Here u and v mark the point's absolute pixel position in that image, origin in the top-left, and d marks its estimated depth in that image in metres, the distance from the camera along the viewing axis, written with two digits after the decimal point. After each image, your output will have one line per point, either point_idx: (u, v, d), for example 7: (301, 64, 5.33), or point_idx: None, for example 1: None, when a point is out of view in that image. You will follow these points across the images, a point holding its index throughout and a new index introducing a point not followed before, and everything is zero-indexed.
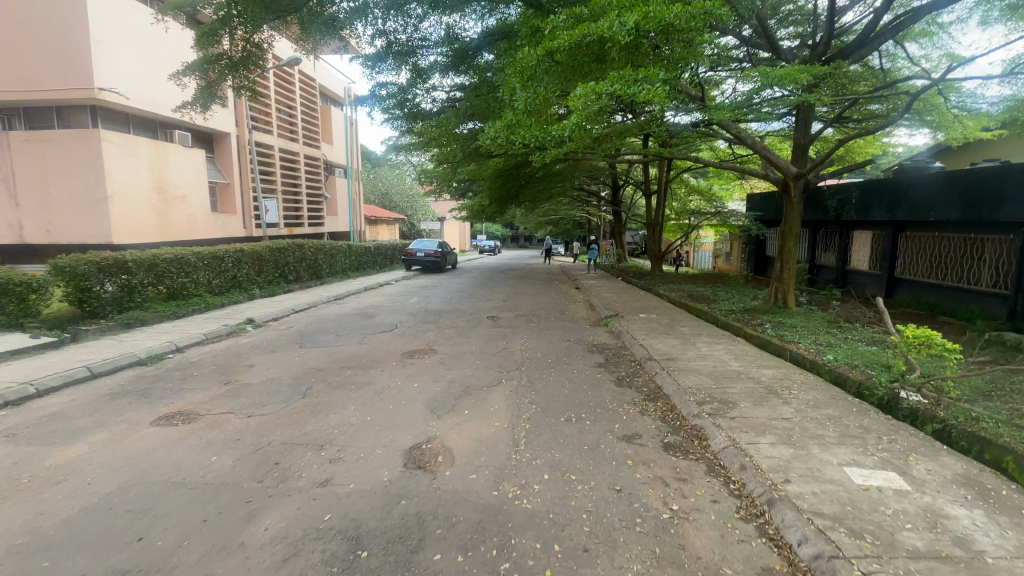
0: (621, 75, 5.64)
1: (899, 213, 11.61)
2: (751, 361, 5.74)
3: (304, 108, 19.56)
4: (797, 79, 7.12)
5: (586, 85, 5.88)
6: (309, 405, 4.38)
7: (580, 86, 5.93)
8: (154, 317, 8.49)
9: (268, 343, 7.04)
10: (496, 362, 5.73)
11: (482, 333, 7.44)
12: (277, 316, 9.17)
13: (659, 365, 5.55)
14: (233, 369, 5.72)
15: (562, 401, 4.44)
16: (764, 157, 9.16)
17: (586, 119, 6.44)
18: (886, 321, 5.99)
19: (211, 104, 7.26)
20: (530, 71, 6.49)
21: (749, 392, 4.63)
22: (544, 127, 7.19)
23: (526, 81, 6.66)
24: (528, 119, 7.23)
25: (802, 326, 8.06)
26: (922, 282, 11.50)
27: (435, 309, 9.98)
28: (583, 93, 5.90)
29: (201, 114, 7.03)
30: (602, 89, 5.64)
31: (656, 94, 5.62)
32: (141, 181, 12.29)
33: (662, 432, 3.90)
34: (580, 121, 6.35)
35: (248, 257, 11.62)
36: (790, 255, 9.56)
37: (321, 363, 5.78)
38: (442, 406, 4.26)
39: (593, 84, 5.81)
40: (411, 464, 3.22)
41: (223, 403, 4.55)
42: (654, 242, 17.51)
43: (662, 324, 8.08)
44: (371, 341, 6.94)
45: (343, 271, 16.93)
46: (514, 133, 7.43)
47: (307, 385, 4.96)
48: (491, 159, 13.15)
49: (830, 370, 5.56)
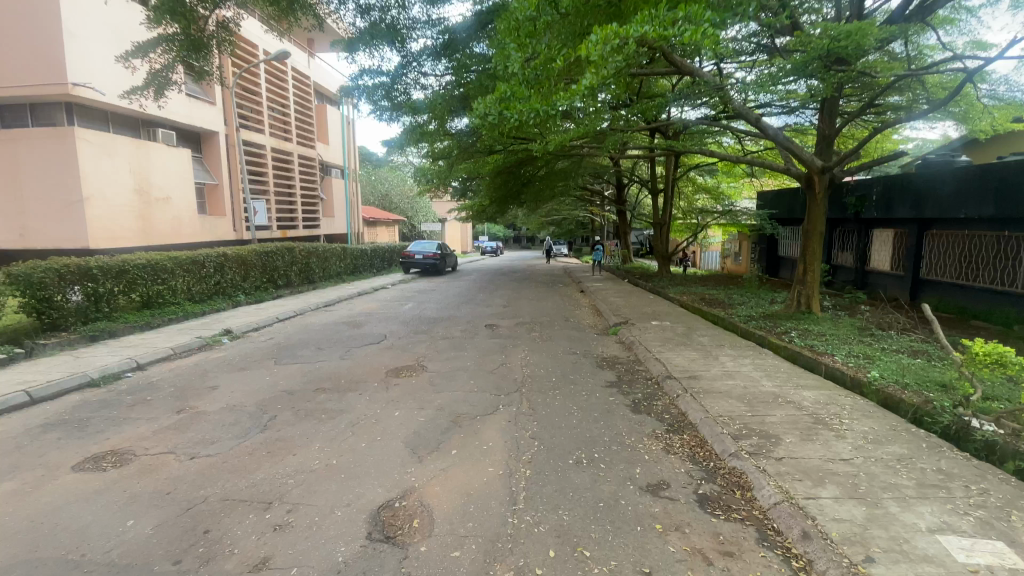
0: (651, 16, 4.98)
1: (925, 210, 10.82)
2: (786, 379, 4.98)
3: (297, 106, 18.91)
4: (863, 38, 6.44)
5: (606, 29, 5.19)
6: (267, 443, 3.66)
7: (598, 31, 5.21)
8: (123, 329, 7.80)
9: (240, 359, 6.33)
10: (493, 383, 5.00)
11: (479, 345, 6.70)
12: (258, 326, 8.44)
13: (680, 386, 4.81)
14: (193, 392, 5.02)
15: (570, 435, 3.71)
16: (787, 149, 8.39)
17: (604, 82, 5.66)
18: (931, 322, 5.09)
19: (166, 90, 6.55)
20: (533, 25, 5.89)
21: (793, 422, 3.89)
22: (544, 100, 6.32)
23: (524, 39, 6.04)
24: (525, 88, 6.30)
25: (831, 334, 7.31)
26: (951, 283, 10.69)
27: (429, 316, 9.25)
28: (603, 38, 5.11)
29: (154, 101, 6.31)
30: (631, 31, 4.97)
31: (700, 35, 4.83)
32: (121, 182, 11.58)
33: (695, 478, 3.17)
34: (596, 84, 5.53)
35: (232, 261, 10.90)
36: (815, 256, 8.80)
37: (294, 385, 5.06)
38: (425, 444, 3.53)
39: (616, 28, 5.10)
40: (376, 535, 2.51)
41: (167, 440, 3.83)
42: (660, 242, 16.74)
43: (677, 333, 7.32)
44: (355, 356, 6.22)
45: (337, 275, 16.26)
46: (506, 109, 6.38)
47: (270, 415, 4.23)
48: (490, 155, 12.37)
49: (877, 392, 4.80)
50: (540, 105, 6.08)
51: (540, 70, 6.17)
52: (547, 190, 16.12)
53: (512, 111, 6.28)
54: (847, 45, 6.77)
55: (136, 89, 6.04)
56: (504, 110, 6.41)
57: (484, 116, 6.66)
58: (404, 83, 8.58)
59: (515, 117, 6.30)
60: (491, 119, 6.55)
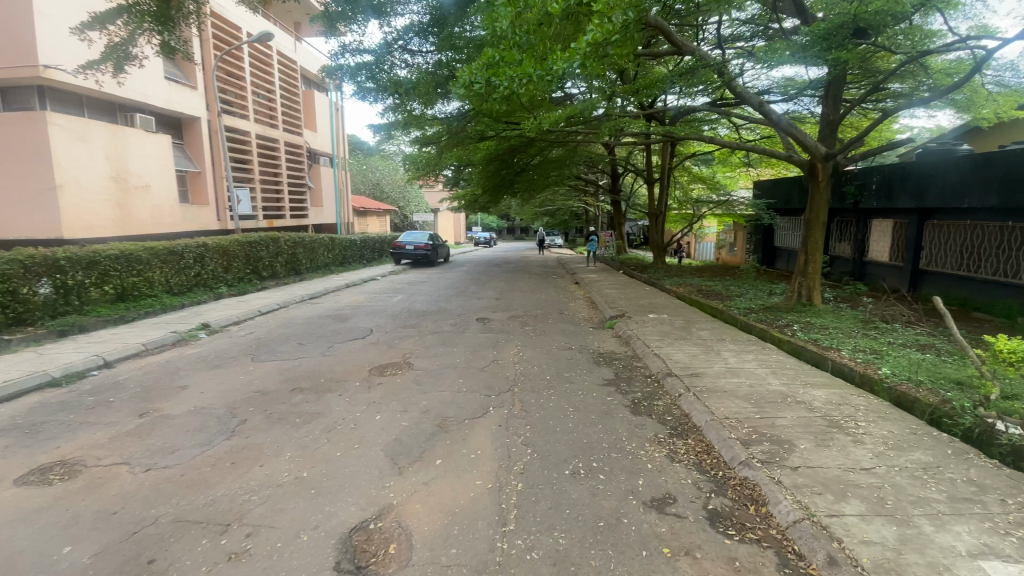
0: None
1: (926, 199, 10.57)
2: (794, 377, 4.69)
3: (284, 92, 18.34)
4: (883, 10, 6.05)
5: None
6: (232, 452, 3.32)
7: None
8: (94, 323, 7.41)
9: (215, 356, 5.96)
10: (483, 381, 4.68)
11: (469, 340, 6.37)
12: (238, 319, 8.05)
13: (682, 385, 4.50)
14: (161, 393, 4.66)
15: (566, 441, 3.40)
16: (789, 135, 8.07)
17: (607, 38, 5.27)
18: (952, 329, 4.21)
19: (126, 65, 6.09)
20: None
21: (805, 425, 3.60)
22: (537, 63, 5.94)
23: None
24: (516, 53, 5.95)
25: (834, 328, 7.06)
26: (951, 274, 10.44)
27: (418, 309, 8.91)
28: None
29: (113, 76, 5.85)
30: None
31: None
32: (96, 168, 11.07)
33: (703, 491, 2.87)
34: (599, 39, 5.13)
35: (213, 251, 10.48)
36: (817, 247, 8.51)
37: (269, 384, 4.72)
38: (407, 452, 3.21)
39: None
40: (347, 563, 2.20)
41: (123, 448, 3.50)
42: (656, 233, 16.41)
43: (677, 327, 7.03)
44: (337, 351, 5.89)
45: (325, 266, 15.85)
46: (494, 76, 6.02)
47: (239, 419, 3.90)
48: (481, 141, 12.02)
49: (890, 390, 4.53)
50: (531, 69, 5.71)
51: (533, 30, 5.77)
52: (541, 179, 15.77)
53: (501, 78, 5.93)
54: (875, 9, 6.48)
55: (92, 62, 5.57)
56: (492, 77, 6.05)
57: (470, 84, 6.30)
58: (388, 62, 8.13)
59: (505, 84, 5.97)
60: (478, 88, 6.17)
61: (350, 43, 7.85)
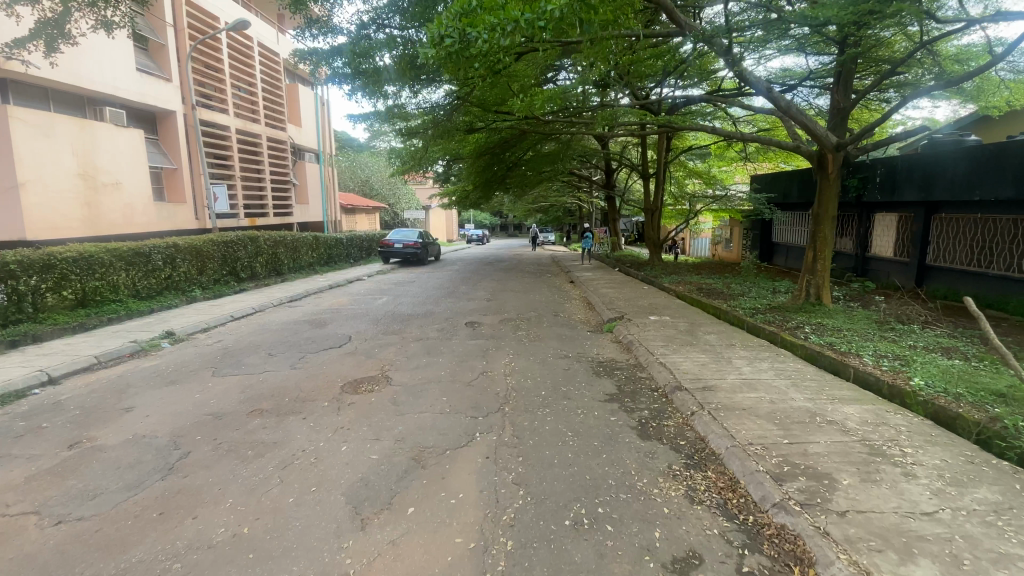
0: None
1: (932, 192, 10.11)
2: (818, 391, 4.17)
3: (264, 85, 17.62)
4: None
5: None
6: (163, 499, 2.75)
7: None
8: (49, 332, 6.77)
9: (173, 370, 5.35)
10: (469, 399, 4.12)
11: (456, 349, 5.81)
12: (208, 326, 7.44)
13: (694, 402, 3.97)
14: (100, 417, 4.06)
15: (565, 479, 2.85)
16: (798, 123, 7.56)
17: None
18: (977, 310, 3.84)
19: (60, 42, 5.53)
20: None
21: (842, 454, 3.11)
22: (525, 6, 5.22)
23: None
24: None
25: (848, 329, 6.58)
26: (960, 270, 10.01)
27: (403, 313, 8.34)
28: None
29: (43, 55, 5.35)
30: None
31: None
32: (63, 165, 10.32)
33: (734, 547, 2.35)
34: None
35: (184, 251, 9.82)
36: (826, 243, 8.00)
37: (227, 405, 4.15)
38: (374, 498, 2.65)
39: None
40: None
41: (37, 492, 2.92)
42: (652, 229, 15.91)
43: (680, 331, 6.51)
44: (309, 363, 5.32)
45: (309, 266, 15.23)
46: (471, 27, 5.27)
47: (181, 452, 3.32)
48: (470, 133, 11.47)
49: (925, 404, 4.03)
50: (519, 13, 5.00)
51: None
52: (533, 173, 15.23)
53: (480, 27, 5.17)
54: None
55: (20, 40, 5.15)
56: (469, 27, 5.29)
57: (443, 42, 5.58)
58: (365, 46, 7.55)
59: (484, 35, 5.21)
60: (451, 44, 5.41)
61: (317, 19, 7.16)
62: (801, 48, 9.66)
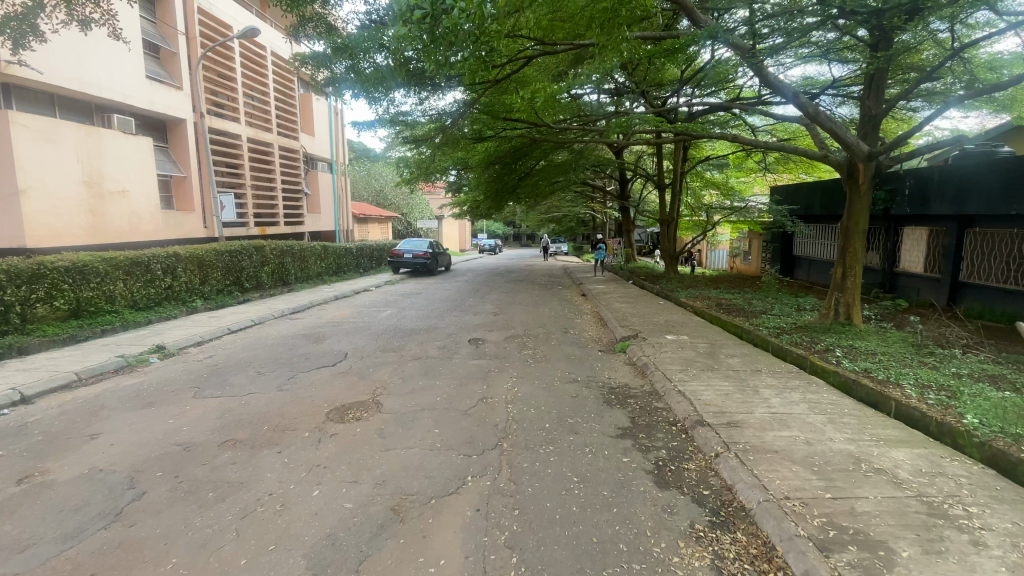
0: None
1: (965, 206, 9.47)
2: (860, 430, 3.67)
3: (277, 95, 17.57)
4: None
5: None
6: (99, 555, 2.38)
7: None
8: (35, 344, 6.52)
9: (155, 389, 5.03)
10: (465, 431, 3.71)
11: (456, 370, 5.39)
12: (201, 340, 7.13)
13: (719, 441, 3.50)
14: (62, 445, 3.73)
15: (567, 542, 2.41)
16: (826, 129, 7.08)
17: None
18: None
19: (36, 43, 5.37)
20: None
21: (897, 515, 2.62)
22: None
23: None
24: None
25: (883, 353, 6.05)
26: (994, 289, 9.35)
27: (405, 327, 7.95)
28: None
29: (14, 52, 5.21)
30: None
31: None
32: (67, 171, 10.19)
33: None
34: None
35: (185, 261, 9.58)
36: (856, 259, 7.45)
37: (200, 433, 3.79)
38: (339, 563, 2.24)
39: None
40: None
41: None
42: (667, 241, 15.40)
43: (700, 353, 6.01)
44: (299, 384, 4.96)
45: (317, 275, 14.98)
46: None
47: (135, 493, 2.96)
48: (479, 142, 11.17)
49: (983, 447, 3.50)
50: None
51: None
52: (545, 183, 14.86)
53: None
54: None
55: None
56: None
57: (414, 17, 5.21)
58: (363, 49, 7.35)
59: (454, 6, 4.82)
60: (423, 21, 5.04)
61: (314, 16, 6.84)
62: (825, 55, 9.19)
